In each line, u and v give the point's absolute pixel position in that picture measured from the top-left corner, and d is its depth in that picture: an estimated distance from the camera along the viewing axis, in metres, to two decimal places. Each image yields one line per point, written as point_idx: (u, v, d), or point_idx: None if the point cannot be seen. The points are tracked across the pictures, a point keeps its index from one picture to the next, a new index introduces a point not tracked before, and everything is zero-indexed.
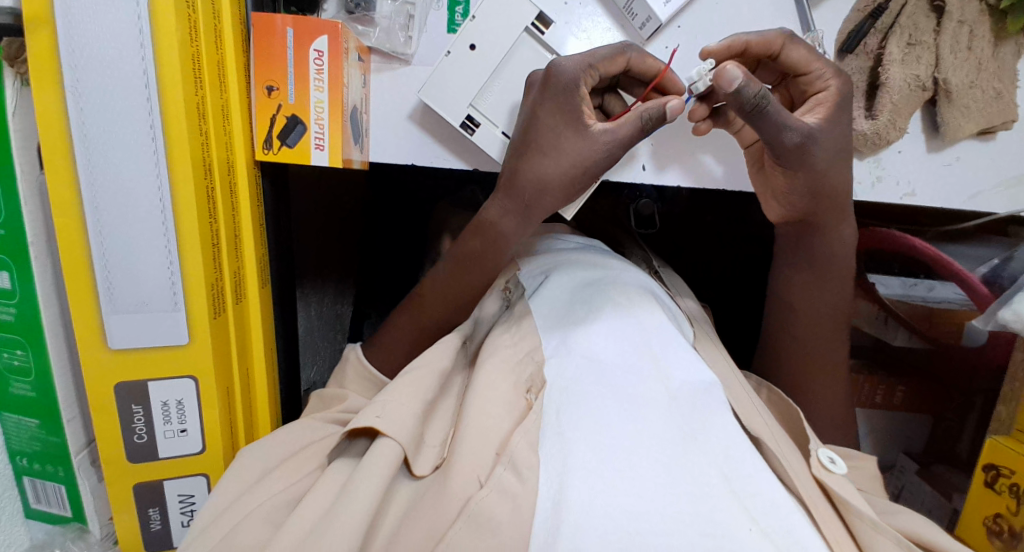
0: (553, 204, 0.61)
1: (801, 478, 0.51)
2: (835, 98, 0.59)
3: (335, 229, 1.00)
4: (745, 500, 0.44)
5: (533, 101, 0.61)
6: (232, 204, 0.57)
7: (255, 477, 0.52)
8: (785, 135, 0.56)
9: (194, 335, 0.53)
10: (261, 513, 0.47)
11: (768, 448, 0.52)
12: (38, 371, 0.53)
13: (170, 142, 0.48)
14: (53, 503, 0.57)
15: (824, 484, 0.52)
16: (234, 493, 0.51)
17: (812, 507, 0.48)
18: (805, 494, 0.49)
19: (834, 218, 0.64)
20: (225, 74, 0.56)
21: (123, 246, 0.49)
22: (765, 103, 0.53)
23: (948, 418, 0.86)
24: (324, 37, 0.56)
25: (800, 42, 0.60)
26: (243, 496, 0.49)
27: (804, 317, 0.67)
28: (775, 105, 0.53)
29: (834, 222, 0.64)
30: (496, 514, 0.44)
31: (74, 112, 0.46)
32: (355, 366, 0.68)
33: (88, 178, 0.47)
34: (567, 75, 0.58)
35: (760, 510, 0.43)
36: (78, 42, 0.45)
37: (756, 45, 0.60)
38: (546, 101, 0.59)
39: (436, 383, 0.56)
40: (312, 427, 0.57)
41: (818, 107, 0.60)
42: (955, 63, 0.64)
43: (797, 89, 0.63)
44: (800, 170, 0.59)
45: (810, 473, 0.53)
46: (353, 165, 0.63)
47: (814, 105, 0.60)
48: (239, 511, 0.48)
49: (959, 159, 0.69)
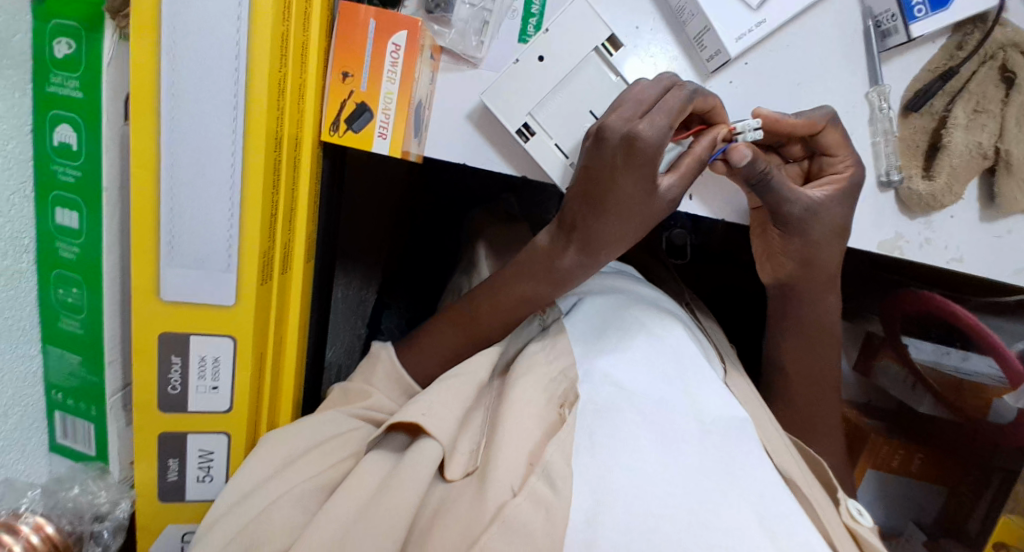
0: (620, 248, 0.62)
1: (831, 521, 0.51)
2: (847, 182, 0.64)
3: (376, 218, 1.02)
4: (782, 541, 0.44)
5: (609, 160, 0.57)
6: (293, 178, 0.60)
7: (275, 465, 0.53)
8: (785, 207, 0.63)
9: (241, 298, 0.54)
10: (292, 498, 0.49)
11: (801, 489, 0.52)
12: (88, 310, 0.54)
13: (250, 110, 0.50)
14: (80, 439, 0.60)
15: (854, 532, 0.52)
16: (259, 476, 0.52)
17: (840, 546, 0.49)
18: (835, 534, 0.49)
19: (821, 289, 0.67)
20: (307, 53, 0.58)
21: (190, 202, 0.51)
22: (769, 176, 0.61)
23: (963, 493, 0.85)
24: (405, 31, 0.58)
25: (838, 127, 0.64)
26: (271, 480, 0.51)
27: (813, 372, 0.69)
28: (778, 178, 0.62)
29: (821, 291, 0.67)
30: (529, 523, 0.44)
31: (167, 68, 0.48)
32: (386, 365, 0.67)
33: (169, 133, 0.50)
34: (653, 142, 0.56)
35: (793, 550, 0.44)
36: (181, 5, 0.47)
37: (802, 129, 0.62)
38: (631, 167, 0.57)
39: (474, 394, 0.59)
40: (337, 419, 0.59)
41: (828, 186, 0.64)
42: (1020, 136, 0.63)
43: (817, 167, 0.67)
44: (795, 238, 0.65)
45: (842, 521, 0.53)
46: (410, 157, 0.65)
47: (826, 182, 0.65)
48: (271, 491, 0.50)
49: (1011, 231, 0.68)
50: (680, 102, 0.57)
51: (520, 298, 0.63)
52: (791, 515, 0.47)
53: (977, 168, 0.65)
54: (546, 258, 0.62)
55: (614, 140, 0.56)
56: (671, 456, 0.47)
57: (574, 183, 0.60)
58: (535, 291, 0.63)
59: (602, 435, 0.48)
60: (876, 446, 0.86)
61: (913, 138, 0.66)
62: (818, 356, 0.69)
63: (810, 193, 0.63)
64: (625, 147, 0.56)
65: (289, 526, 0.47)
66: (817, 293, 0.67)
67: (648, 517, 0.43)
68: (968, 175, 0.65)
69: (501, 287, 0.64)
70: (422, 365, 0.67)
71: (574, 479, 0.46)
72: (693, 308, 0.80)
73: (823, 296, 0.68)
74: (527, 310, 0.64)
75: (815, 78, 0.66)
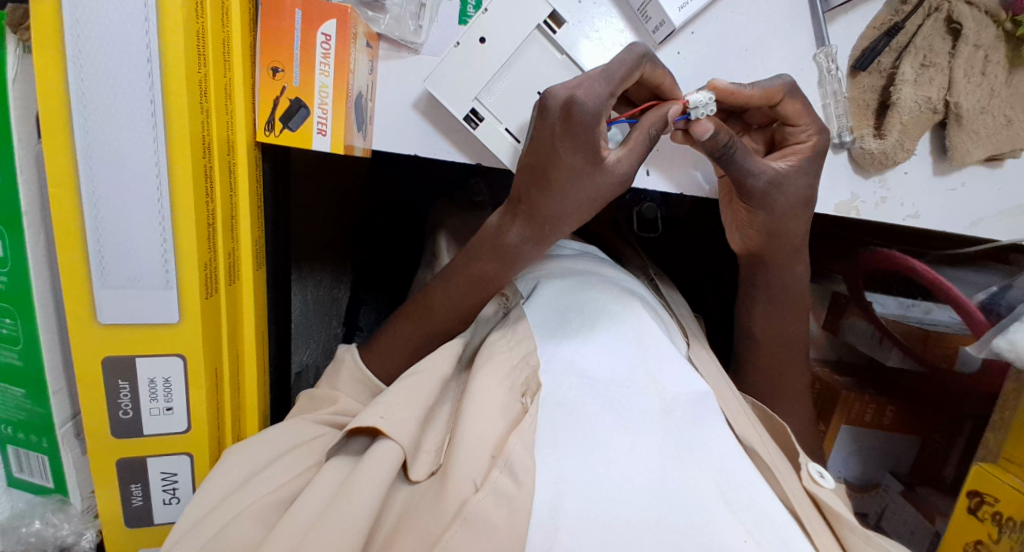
0: (569, 225, 0.61)
1: (793, 489, 0.51)
2: (811, 152, 0.63)
3: (335, 215, 0.99)
4: (740, 513, 0.45)
5: (551, 127, 0.56)
6: (230, 186, 0.57)
7: (246, 473, 0.52)
8: (750, 179, 0.61)
9: (185, 314, 0.52)
10: (252, 512, 0.47)
11: (762, 459, 0.53)
12: (26, 340, 0.52)
13: (170, 117, 0.48)
14: (35, 473, 0.58)
15: (814, 497, 0.52)
16: (230, 483, 0.51)
17: (802, 515, 0.49)
18: (796, 501, 0.49)
19: (789, 258, 0.67)
20: (230, 52, 0.55)
21: (116, 220, 0.49)
22: (733, 149, 0.59)
23: (936, 442, 0.87)
24: (333, 21, 0.55)
25: (797, 96, 0.61)
26: (234, 494, 0.50)
27: (779, 339, 0.69)
28: (742, 152, 0.59)
29: (780, 258, 0.67)
30: (491, 517, 0.43)
31: (75, 80, 0.46)
32: (349, 380, 0.65)
33: (85, 149, 0.47)
34: (591, 109, 0.55)
35: (754, 524, 0.44)
36: (82, 12, 0.45)
37: (758, 99, 0.60)
38: (569, 133, 0.56)
39: (436, 389, 0.57)
40: (303, 427, 0.57)
41: (790, 157, 0.64)
42: (968, 87, 0.63)
43: (781, 134, 0.66)
44: (760, 210, 0.63)
45: (801, 485, 0.53)
46: (354, 152, 0.63)
47: (787, 153, 0.64)
48: (231, 506, 0.48)
49: (965, 184, 0.68)
50: (626, 68, 0.56)
51: (474, 279, 0.63)
52: (755, 487, 0.47)
53: (926, 123, 0.64)
54: (495, 235, 0.62)
55: (554, 109, 0.56)
56: (637, 440, 0.47)
57: (526, 148, 0.59)
58: (492, 273, 0.63)
59: (564, 424, 0.48)
60: (849, 402, 0.86)
61: (863, 97, 0.66)
62: (786, 322, 0.68)
63: (774, 164, 0.62)
64: (563, 117, 0.55)
65: (248, 541, 0.45)
66: (795, 255, 0.66)
67: (612, 503, 0.43)
68: (918, 131, 0.65)
69: (455, 270, 0.64)
70: (387, 365, 0.65)
71: (539, 471, 0.45)
72: (656, 284, 0.79)
73: (789, 269, 0.67)
74: (483, 292, 0.64)
75: (763, 42, 0.65)
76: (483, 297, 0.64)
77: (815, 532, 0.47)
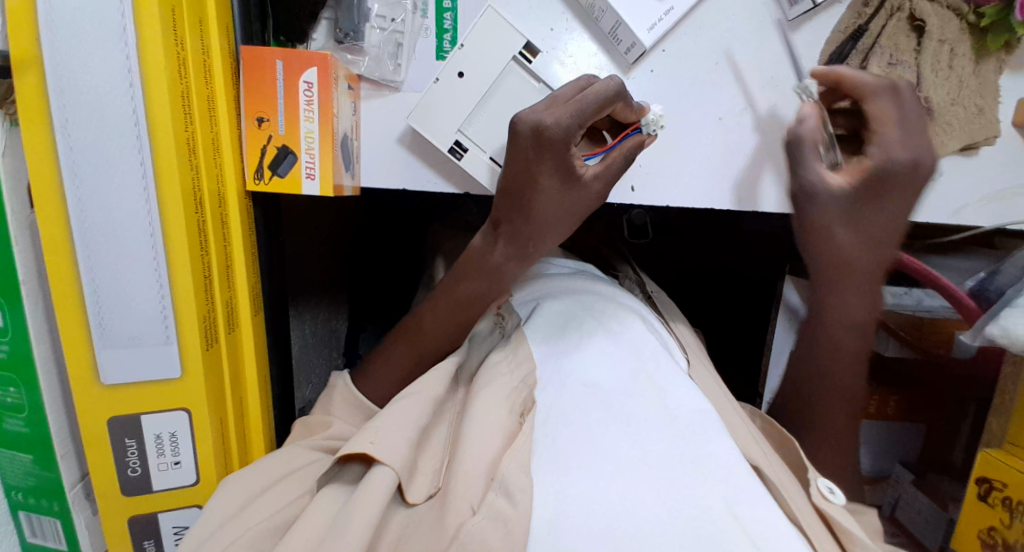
0: (550, 242, 0.63)
1: (800, 507, 0.52)
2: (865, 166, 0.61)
3: (328, 251, 1.01)
4: (745, 521, 0.44)
5: (523, 154, 0.57)
6: (223, 236, 0.58)
7: (238, 503, 0.52)
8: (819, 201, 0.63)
9: (187, 368, 0.53)
10: (247, 540, 0.48)
11: (768, 477, 0.53)
12: (31, 408, 0.52)
13: (160, 177, 0.49)
14: (48, 537, 0.57)
15: (824, 513, 0.53)
16: (222, 515, 0.51)
17: (809, 529, 0.49)
18: (801, 516, 0.50)
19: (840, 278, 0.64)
20: (215, 108, 0.57)
21: (114, 281, 0.50)
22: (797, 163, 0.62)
23: (941, 428, 0.85)
24: (313, 68, 0.57)
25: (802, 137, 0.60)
26: (233, 519, 0.51)
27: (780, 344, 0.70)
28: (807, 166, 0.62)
29: None
30: (488, 538, 0.45)
31: (65, 149, 0.47)
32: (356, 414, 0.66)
33: (78, 214, 0.48)
34: (559, 135, 0.55)
35: (759, 536, 0.43)
36: (67, 83, 0.46)
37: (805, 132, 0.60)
38: (542, 156, 0.56)
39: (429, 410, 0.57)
40: (297, 453, 0.59)
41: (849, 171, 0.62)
42: (937, 81, 0.65)
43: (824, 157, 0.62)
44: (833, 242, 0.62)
45: (811, 503, 0.54)
46: (344, 192, 0.64)
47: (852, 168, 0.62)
48: (232, 531, 0.49)
49: (943, 174, 0.69)
50: (599, 96, 0.56)
51: (464, 299, 0.65)
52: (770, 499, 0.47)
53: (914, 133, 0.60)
54: (479, 255, 0.64)
55: (524, 133, 0.56)
56: (645, 453, 0.48)
57: (504, 169, 0.60)
58: (483, 294, 0.64)
59: (569, 448, 0.48)
60: None
61: None
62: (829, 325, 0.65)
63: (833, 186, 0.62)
64: (534, 141, 0.56)
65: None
66: None
67: (627, 523, 0.43)
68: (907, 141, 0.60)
69: (444, 292, 0.66)
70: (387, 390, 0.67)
71: (534, 488, 0.47)
72: (653, 298, 0.80)
73: None
74: (472, 311, 0.65)
75: (733, 54, 0.66)
76: (472, 315, 0.66)
77: (819, 543, 0.48)
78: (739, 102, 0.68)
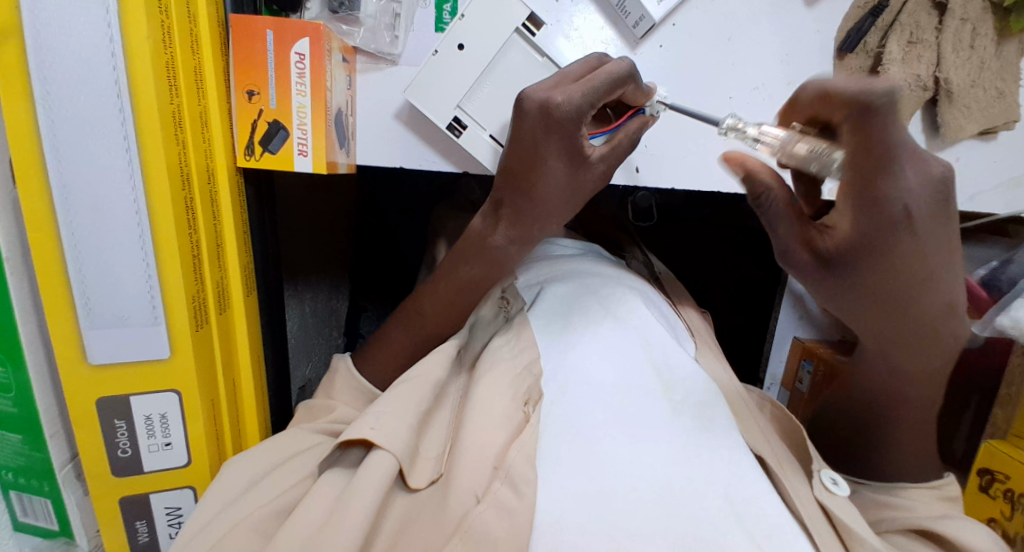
0: (556, 221, 0.61)
1: (805, 502, 0.50)
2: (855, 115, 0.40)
3: (326, 231, 0.99)
4: (748, 522, 0.43)
5: (528, 132, 0.54)
6: (213, 215, 0.56)
7: (240, 486, 0.52)
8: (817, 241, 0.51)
9: (176, 349, 0.52)
10: (247, 523, 0.47)
11: (772, 469, 0.52)
12: (18, 387, 0.51)
13: (145, 151, 0.47)
14: (40, 516, 0.56)
15: (827, 509, 0.50)
16: (226, 498, 0.51)
17: (812, 528, 0.47)
18: (808, 516, 0.48)
19: (886, 272, 0.48)
20: (203, 80, 0.54)
21: (100, 260, 0.48)
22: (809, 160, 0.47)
23: None
24: (306, 39, 0.54)
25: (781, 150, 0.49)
26: (233, 504, 0.50)
27: None
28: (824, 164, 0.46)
29: None
30: (492, 531, 0.43)
31: (45, 124, 0.45)
32: (353, 394, 0.65)
33: (61, 191, 0.46)
34: (571, 114, 0.52)
35: (763, 536, 0.43)
36: (47, 53, 0.44)
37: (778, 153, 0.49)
38: (548, 135, 0.54)
39: (431, 394, 0.56)
40: (301, 436, 0.57)
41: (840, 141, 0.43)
42: (958, 62, 0.62)
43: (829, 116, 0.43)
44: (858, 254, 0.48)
45: (813, 497, 0.52)
46: (338, 169, 0.62)
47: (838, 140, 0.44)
48: (231, 515, 0.49)
49: (958, 159, 0.67)
50: (615, 77, 0.54)
51: (464, 284, 0.63)
52: (769, 492, 0.46)
53: (881, 106, 0.38)
54: (479, 237, 0.62)
55: (532, 113, 0.53)
56: (640, 443, 0.47)
57: (506, 151, 0.58)
58: (479, 278, 0.63)
59: (567, 439, 0.47)
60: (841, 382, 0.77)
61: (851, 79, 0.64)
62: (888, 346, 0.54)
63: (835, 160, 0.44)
64: (542, 120, 0.53)
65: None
66: None
67: (623, 518, 0.42)
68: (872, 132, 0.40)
69: (443, 277, 0.64)
70: (380, 367, 0.66)
71: (539, 481, 0.45)
72: (660, 280, 0.79)
73: None
74: (471, 296, 0.64)
75: (746, 30, 0.64)
76: (474, 298, 0.64)
77: (821, 539, 0.46)
78: (750, 82, 0.65)
